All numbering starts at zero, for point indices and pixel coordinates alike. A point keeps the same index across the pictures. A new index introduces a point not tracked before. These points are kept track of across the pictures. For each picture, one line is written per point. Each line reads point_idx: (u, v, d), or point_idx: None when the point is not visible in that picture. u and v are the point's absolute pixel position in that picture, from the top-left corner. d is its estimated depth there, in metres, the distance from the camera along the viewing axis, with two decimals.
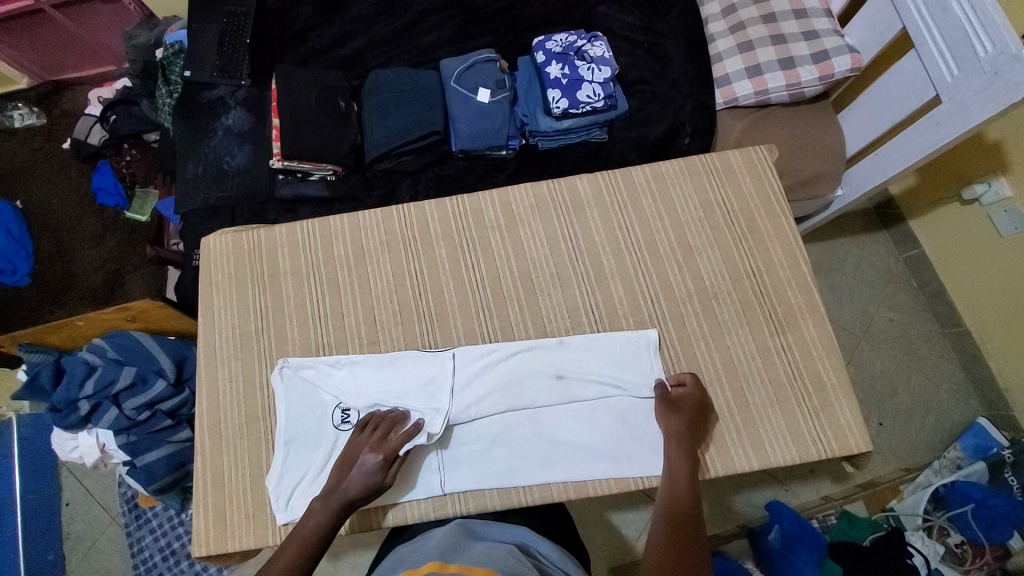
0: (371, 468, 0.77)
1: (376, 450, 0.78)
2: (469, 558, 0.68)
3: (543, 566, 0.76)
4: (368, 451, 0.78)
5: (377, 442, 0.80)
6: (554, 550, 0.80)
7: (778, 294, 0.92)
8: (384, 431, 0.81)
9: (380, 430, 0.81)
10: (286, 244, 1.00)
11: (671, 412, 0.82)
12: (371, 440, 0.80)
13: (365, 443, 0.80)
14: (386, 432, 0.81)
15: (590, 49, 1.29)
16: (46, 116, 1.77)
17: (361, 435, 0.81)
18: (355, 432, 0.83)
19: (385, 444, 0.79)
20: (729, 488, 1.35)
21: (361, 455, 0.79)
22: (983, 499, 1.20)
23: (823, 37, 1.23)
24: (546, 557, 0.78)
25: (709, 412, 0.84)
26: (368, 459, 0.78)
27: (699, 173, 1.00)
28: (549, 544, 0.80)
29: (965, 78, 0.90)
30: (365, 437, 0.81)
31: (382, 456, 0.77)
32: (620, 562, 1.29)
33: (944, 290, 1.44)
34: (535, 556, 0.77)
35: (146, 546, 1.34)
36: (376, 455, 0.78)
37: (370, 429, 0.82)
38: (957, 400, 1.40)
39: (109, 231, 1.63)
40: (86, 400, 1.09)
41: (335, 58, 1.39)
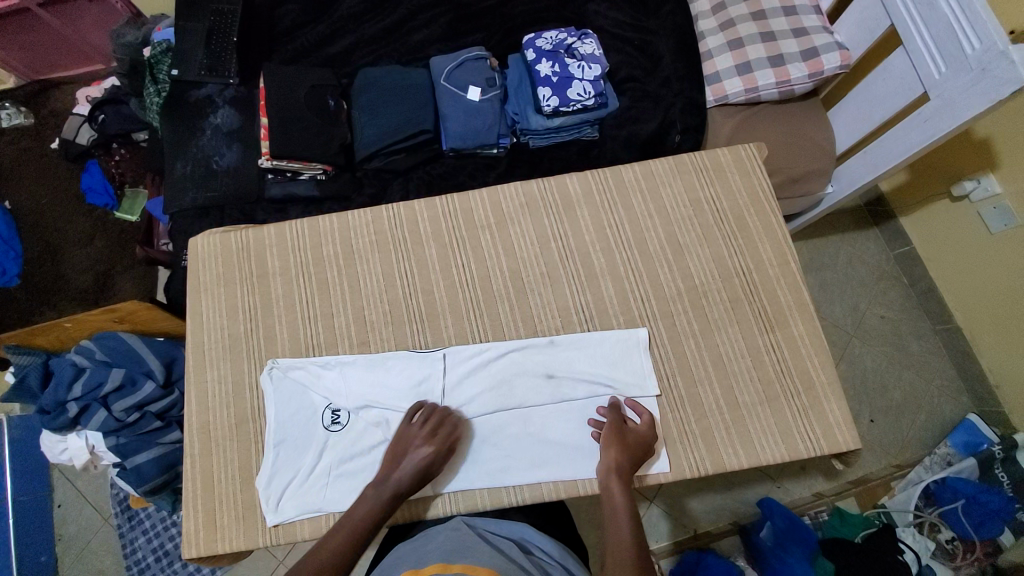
0: (423, 462, 0.78)
1: (427, 443, 0.80)
2: (472, 558, 0.67)
3: (542, 564, 0.76)
4: (420, 444, 0.79)
5: (428, 437, 0.80)
6: (555, 547, 0.80)
7: (767, 292, 0.92)
8: (436, 423, 0.82)
9: (430, 422, 0.82)
10: (274, 244, 0.99)
11: (615, 441, 0.79)
12: (422, 432, 0.81)
13: (415, 435, 0.81)
14: (435, 425, 0.82)
15: (580, 47, 1.29)
16: (35, 116, 1.75)
17: (411, 426, 0.82)
18: (404, 422, 0.83)
19: (436, 438, 0.80)
20: (677, 505, 1.34)
21: (412, 447, 0.80)
22: (974, 496, 1.21)
23: (813, 34, 1.23)
24: (544, 554, 0.79)
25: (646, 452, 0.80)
26: (419, 452, 0.79)
27: (688, 171, 1.00)
28: (549, 542, 0.81)
29: (952, 76, 0.91)
30: (415, 429, 0.82)
31: (435, 449, 0.79)
32: None
33: (935, 287, 1.44)
34: (535, 554, 0.78)
35: (139, 547, 1.34)
36: (427, 450, 0.79)
37: (420, 420, 0.82)
38: (947, 396, 1.41)
39: (99, 232, 1.62)
40: (74, 402, 1.09)
41: (324, 57, 1.39)
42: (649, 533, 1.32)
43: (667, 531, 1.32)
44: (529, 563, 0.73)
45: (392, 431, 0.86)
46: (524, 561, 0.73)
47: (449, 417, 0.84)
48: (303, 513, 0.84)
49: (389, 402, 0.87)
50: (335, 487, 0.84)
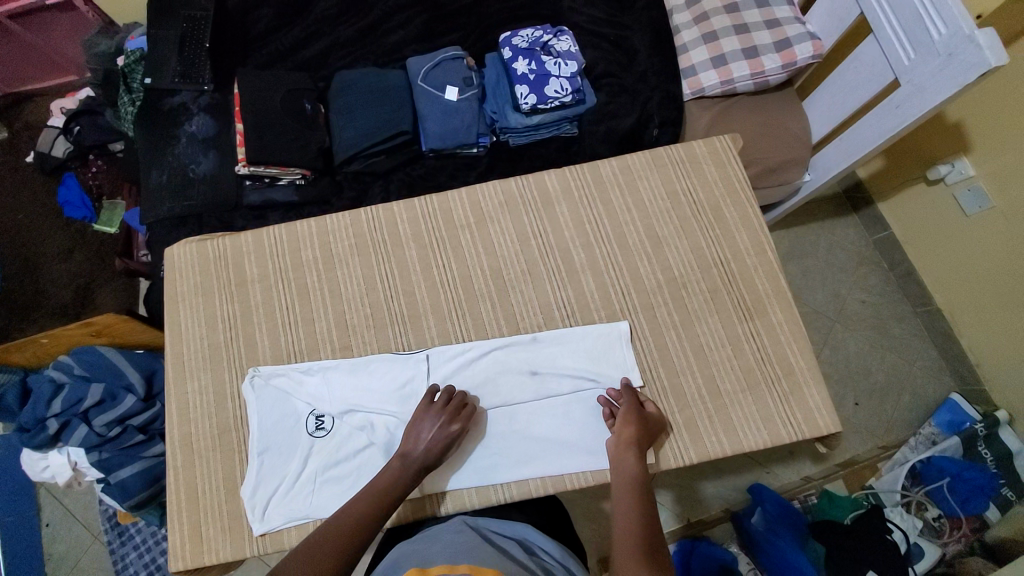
0: (447, 440, 0.79)
1: (452, 422, 0.80)
2: (477, 559, 0.67)
3: (544, 564, 0.76)
4: (444, 423, 0.80)
5: (451, 416, 0.81)
6: (556, 549, 0.80)
7: (746, 281, 0.93)
8: (459, 403, 0.82)
9: (454, 402, 0.82)
10: (252, 251, 0.98)
11: (635, 417, 0.80)
12: (447, 410, 0.81)
13: (439, 413, 0.81)
14: (458, 405, 0.82)
15: (556, 44, 1.29)
16: (8, 129, 1.72)
17: (434, 404, 0.82)
18: (425, 400, 0.82)
19: (460, 417, 0.81)
20: (673, 496, 1.34)
21: (435, 425, 0.79)
22: (959, 473, 1.23)
23: (786, 24, 1.24)
24: (547, 554, 0.79)
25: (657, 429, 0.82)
26: (444, 430, 0.79)
27: (665, 164, 1.00)
28: (551, 542, 0.80)
29: (921, 61, 0.92)
30: (438, 407, 0.81)
31: (460, 428, 0.80)
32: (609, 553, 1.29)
33: (914, 270, 1.46)
34: (538, 554, 0.78)
35: (130, 563, 1.32)
36: (451, 429, 0.80)
37: (442, 399, 0.82)
38: (930, 377, 1.43)
39: (78, 245, 1.60)
40: (54, 418, 1.07)
41: (299, 60, 1.38)
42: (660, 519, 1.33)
43: (675, 516, 1.33)
44: (531, 561, 0.74)
45: (378, 434, 0.86)
46: (528, 562, 0.73)
47: (467, 397, 0.84)
48: (291, 520, 0.83)
49: (397, 394, 0.87)
50: (322, 492, 0.84)
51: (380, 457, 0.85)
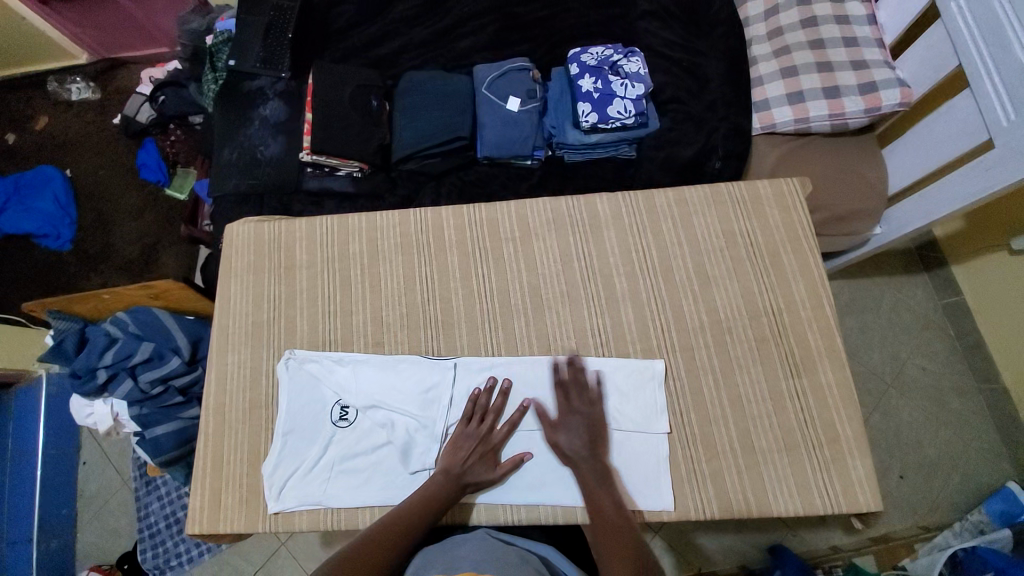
0: (486, 465, 0.82)
1: (483, 444, 0.83)
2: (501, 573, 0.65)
3: None
4: (478, 446, 0.83)
5: (482, 439, 0.83)
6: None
7: (796, 334, 0.88)
8: (491, 420, 0.85)
9: (486, 421, 0.84)
10: (304, 238, 1.01)
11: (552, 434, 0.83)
12: (478, 432, 0.83)
13: (472, 435, 0.83)
14: (489, 426, 0.84)
15: (626, 64, 1.27)
16: (101, 91, 1.85)
17: (467, 426, 0.84)
18: (460, 423, 0.85)
19: (490, 437, 0.84)
20: (686, 541, 1.29)
21: (470, 447, 0.82)
22: (1004, 569, 1.06)
23: (873, 68, 1.17)
24: None
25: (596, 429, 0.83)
26: (477, 454, 0.82)
27: (725, 201, 0.97)
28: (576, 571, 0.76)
29: (1021, 124, 0.85)
30: (472, 431, 0.84)
31: (490, 449, 0.83)
32: None
33: (983, 342, 1.35)
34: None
35: (152, 512, 1.38)
36: (485, 451, 0.83)
37: (476, 421, 0.85)
38: (987, 460, 1.32)
39: (149, 207, 1.69)
40: (103, 369, 1.13)
41: (373, 57, 1.41)
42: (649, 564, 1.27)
43: (693, 560, 1.27)
44: None
45: (398, 434, 0.87)
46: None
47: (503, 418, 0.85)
48: (304, 504, 0.85)
49: (420, 397, 0.88)
50: (337, 483, 0.86)
51: (397, 457, 0.86)
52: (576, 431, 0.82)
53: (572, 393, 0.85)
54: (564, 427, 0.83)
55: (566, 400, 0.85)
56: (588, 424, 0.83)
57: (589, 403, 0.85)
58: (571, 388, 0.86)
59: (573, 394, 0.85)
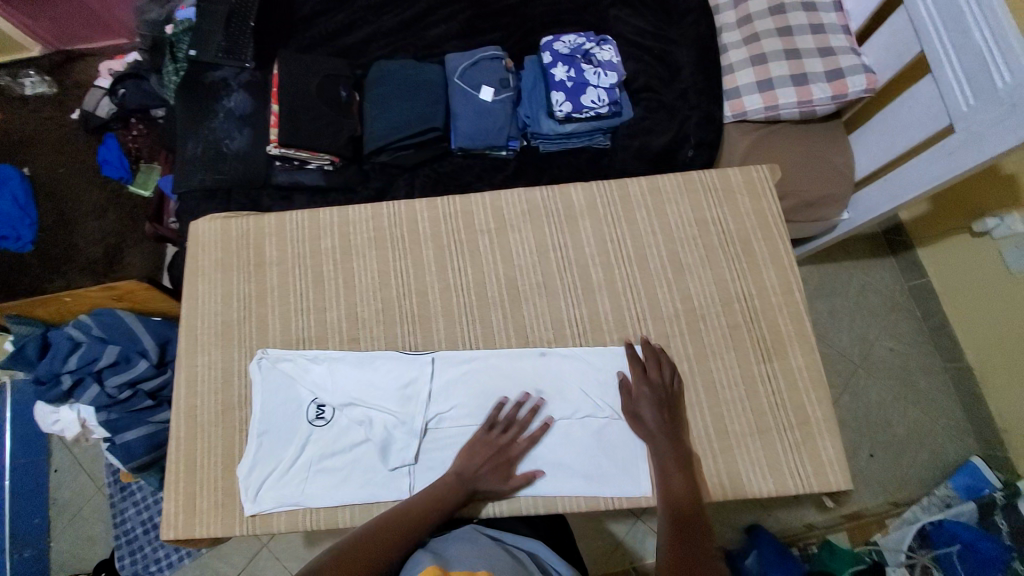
0: (499, 477, 0.81)
1: (500, 455, 0.82)
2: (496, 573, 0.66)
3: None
4: (494, 457, 0.82)
5: (501, 450, 0.82)
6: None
7: (768, 319, 0.90)
8: (514, 433, 0.83)
9: (507, 433, 0.83)
10: (273, 234, 0.99)
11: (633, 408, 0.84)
12: (498, 443, 0.82)
13: (491, 444, 0.82)
14: (511, 439, 0.83)
15: (598, 53, 1.27)
16: (57, 85, 1.77)
17: (489, 435, 0.83)
18: (482, 430, 0.83)
19: (509, 450, 0.82)
20: None
21: (487, 456, 0.81)
22: (970, 542, 1.16)
23: (839, 54, 1.19)
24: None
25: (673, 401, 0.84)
26: (491, 463, 0.81)
27: (697, 189, 0.97)
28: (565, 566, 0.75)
29: (981, 109, 0.87)
30: (492, 439, 0.82)
31: (507, 463, 0.82)
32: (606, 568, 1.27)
33: (947, 322, 1.40)
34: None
35: (129, 518, 1.35)
36: (500, 462, 0.82)
37: (498, 430, 0.83)
38: (951, 435, 1.37)
39: (113, 205, 1.64)
40: (69, 374, 1.10)
41: (341, 47, 1.38)
42: (633, 550, 1.28)
43: None
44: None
45: (376, 431, 0.86)
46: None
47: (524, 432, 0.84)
48: (282, 505, 0.84)
49: (398, 393, 0.87)
50: (315, 482, 0.85)
51: (376, 454, 0.85)
52: (654, 404, 0.83)
53: (650, 367, 0.86)
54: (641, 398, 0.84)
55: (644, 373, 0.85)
56: (666, 397, 0.84)
57: (666, 378, 0.85)
58: (648, 363, 0.86)
59: (652, 368, 0.86)
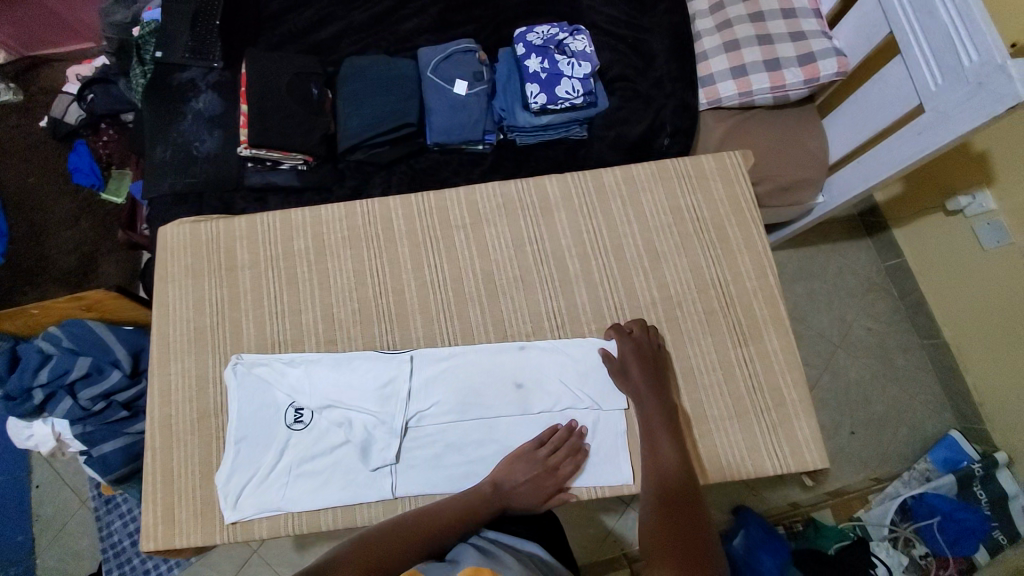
0: (539, 496, 0.80)
1: (547, 475, 0.80)
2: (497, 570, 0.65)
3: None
4: (540, 477, 0.80)
5: (547, 472, 0.80)
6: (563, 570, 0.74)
7: (744, 305, 0.90)
8: (563, 456, 0.82)
9: (555, 455, 0.81)
10: (244, 236, 0.97)
11: (620, 372, 0.85)
12: (546, 463, 0.81)
13: (539, 462, 0.80)
14: (559, 462, 0.81)
15: (571, 43, 1.26)
16: (23, 92, 1.72)
17: (537, 452, 0.81)
18: (530, 446, 0.82)
19: (556, 473, 0.81)
20: None
21: (533, 473, 0.80)
22: (950, 513, 1.21)
23: (811, 38, 1.19)
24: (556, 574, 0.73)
25: (658, 364, 0.85)
26: (536, 481, 0.80)
27: (671, 177, 0.97)
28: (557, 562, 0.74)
29: (949, 88, 0.88)
30: (540, 458, 0.81)
31: (553, 485, 0.80)
32: (599, 556, 1.27)
33: (925, 301, 1.42)
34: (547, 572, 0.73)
35: (115, 530, 1.33)
36: (542, 481, 0.80)
37: (547, 450, 0.82)
38: (931, 412, 1.39)
39: (85, 213, 1.60)
40: (40, 388, 1.07)
41: (311, 44, 1.36)
42: (624, 538, 1.28)
43: None
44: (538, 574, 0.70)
45: (355, 432, 0.85)
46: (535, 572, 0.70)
47: (573, 457, 0.82)
48: (261, 511, 0.83)
49: (378, 393, 0.86)
50: (295, 486, 0.84)
51: (357, 455, 0.84)
52: (644, 367, 0.84)
53: (641, 339, 0.86)
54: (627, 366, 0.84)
55: (630, 343, 0.85)
56: (653, 356, 0.85)
57: (651, 345, 0.86)
58: (639, 338, 0.86)
59: (640, 341, 0.86)
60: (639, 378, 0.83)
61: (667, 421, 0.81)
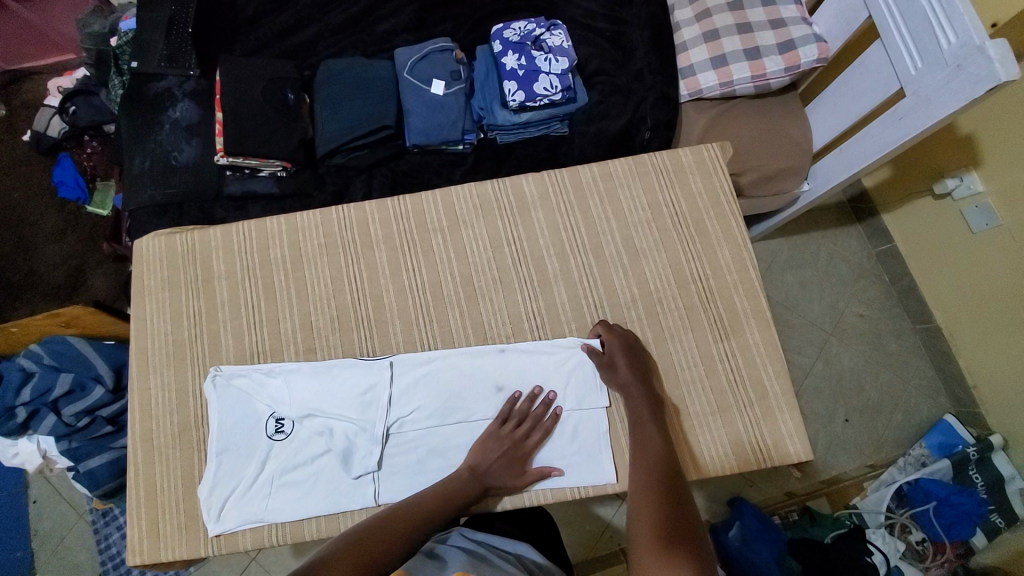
0: (512, 471, 0.80)
1: (514, 450, 0.81)
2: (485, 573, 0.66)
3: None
4: (509, 452, 0.81)
5: (515, 446, 0.81)
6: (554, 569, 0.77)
7: (724, 299, 0.89)
8: (528, 427, 0.82)
9: (521, 427, 0.82)
10: (221, 247, 0.96)
11: (606, 365, 0.83)
12: (512, 437, 0.81)
13: (505, 438, 0.81)
14: (524, 434, 0.82)
15: (549, 38, 1.24)
16: (6, 106, 1.71)
17: (502, 429, 0.82)
18: (494, 424, 0.83)
19: (523, 445, 0.82)
20: None
21: (500, 449, 0.81)
22: (946, 498, 1.21)
23: (791, 25, 1.17)
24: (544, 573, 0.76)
25: (644, 368, 0.84)
26: (504, 456, 0.80)
27: (648, 172, 0.96)
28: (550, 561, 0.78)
29: (928, 72, 0.86)
30: (506, 435, 0.81)
31: (521, 457, 0.81)
32: (596, 551, 1.27)
33: (914, 285, 1.40)
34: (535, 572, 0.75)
35: (114, 542, 1.34)
36: (513, 456, 0.81)
37: (512, 425, 0.82)
38: (925, 396, 1.38)
39: (71, 226, 1.60)
40: (23, 407, 1.07)
41: (288, 48, 1.34)
42: (621, 530, 1.28)
43: None
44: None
45: (337, 441, 0.84)
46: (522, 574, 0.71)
47: (539, 428, 0.83)
48: (245, 522, 0.82)
49: (359, 402, 0.85)
50: (279, 497, 0.83)
51: (339, 463, 0.83)
52: (633, 370, 0.83)
53: (626, 343, 0.84)
54: (612, 365, 0.83)
55: (613, 344, 0.84)
56: (638, 362, 0.84)
57: (634, 349, 0.85)
58: (623, 340, 0.85)
59: (623, 343, 0.85)
60: (623, 375, 0.82)
61: (652, 415, 0.80)
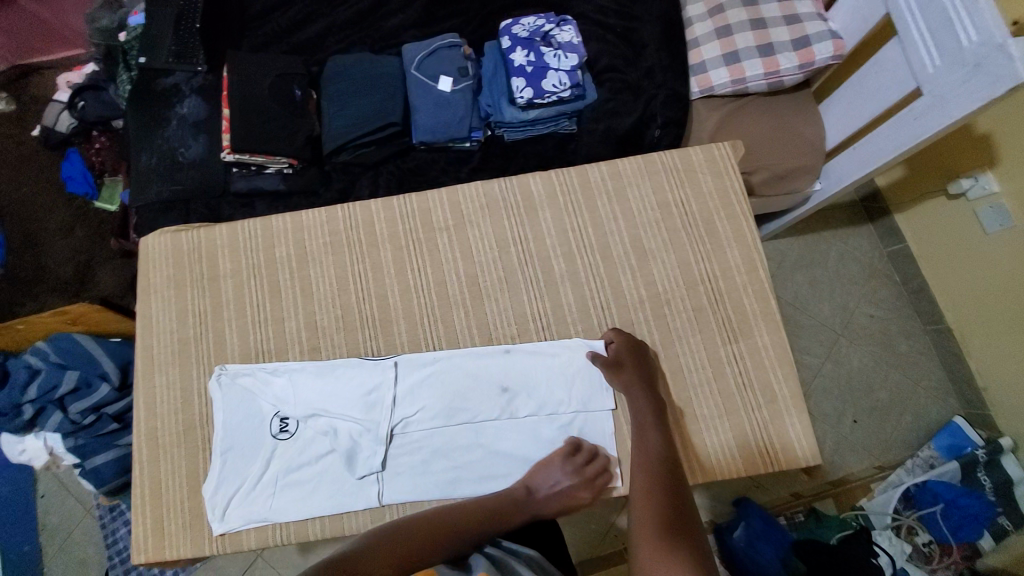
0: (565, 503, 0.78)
1: (583, 485, 0.78)
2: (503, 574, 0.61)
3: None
4: (577, 485, 0.78)
5: (584, 480, 0.79)
6: None
7: (733, 301, 0.88)
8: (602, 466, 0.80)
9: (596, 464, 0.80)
10: (226, 245, 0.96)
11: (613, 367, 0.82)
12: (582, 470, 0.79)
13: (573, 468, 0.79)
14: (597, 472, 0.80)
15: (558, 34, 1.23)
16: (15, 101, 1.70)
17: (574, 459, 0.80)
18: (565, 450, 0.80)
19: (594, 483, 0.79)
20: None
21: (564, 480, 0.78)
22: (954, 500, 1.18)
23: (806, 21, 1.15)
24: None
25: (652, 372, 0.83)
26: (569, 488, 0.78)
27: (658, 171, 0.94)
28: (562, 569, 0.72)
29: (946, 71, 0.84)
30: (576, 466, 0.79)
31: (590, 493, 0.78)
32: (601, 553, 1.26)
33: (926, 286, 1.38)
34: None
35: (121, 537, 1.34)
36: (577, 496, 0.78)
37: (585, 459, 0.80)
38: (935, 398, 1.35)
39: (79, 222, 1.60)
40: (30, 403, 1.08)
41: (295, 43, 1.33)
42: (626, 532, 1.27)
43: None
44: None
45: (341, 441, 0.84)
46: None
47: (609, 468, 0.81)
48: (249, 522, 0.82)
49: (363, 402, 0.84)
50: (282, 496, 0.83)
51: (343, 463, 0.83)
52: (640, 372, 0.81)
53: (634, 348, 0.83)
54: (619, 367, 0.82)
55: (620, 347, 0.83)
56: (646, 365, 0.83)
57: (642, 353, 0.83)
58: (630, 344, 0.83)
59: (630, 346, 0.83)
60: (629, 379, 0.81)
61: (655, 419, 0.79)
